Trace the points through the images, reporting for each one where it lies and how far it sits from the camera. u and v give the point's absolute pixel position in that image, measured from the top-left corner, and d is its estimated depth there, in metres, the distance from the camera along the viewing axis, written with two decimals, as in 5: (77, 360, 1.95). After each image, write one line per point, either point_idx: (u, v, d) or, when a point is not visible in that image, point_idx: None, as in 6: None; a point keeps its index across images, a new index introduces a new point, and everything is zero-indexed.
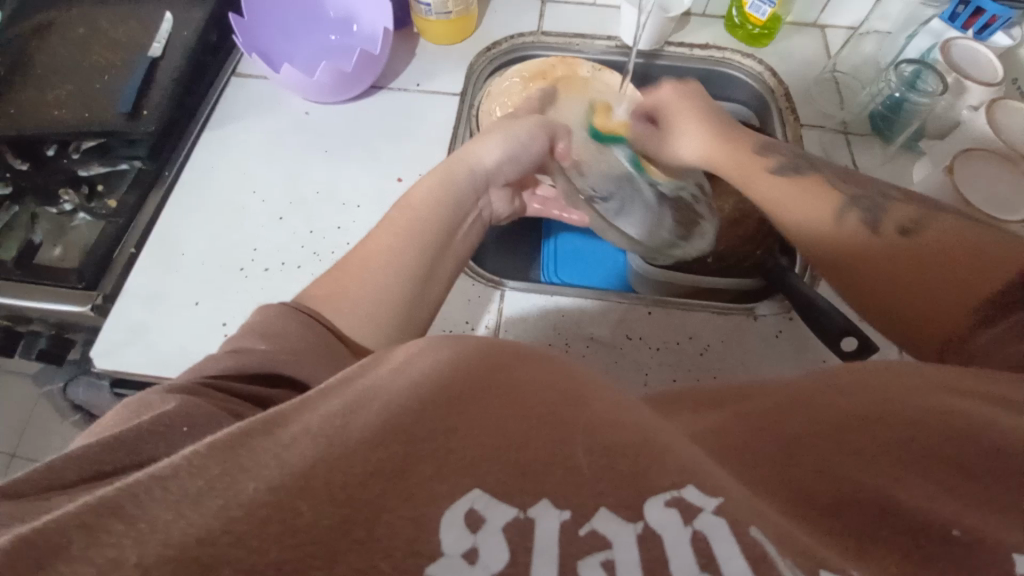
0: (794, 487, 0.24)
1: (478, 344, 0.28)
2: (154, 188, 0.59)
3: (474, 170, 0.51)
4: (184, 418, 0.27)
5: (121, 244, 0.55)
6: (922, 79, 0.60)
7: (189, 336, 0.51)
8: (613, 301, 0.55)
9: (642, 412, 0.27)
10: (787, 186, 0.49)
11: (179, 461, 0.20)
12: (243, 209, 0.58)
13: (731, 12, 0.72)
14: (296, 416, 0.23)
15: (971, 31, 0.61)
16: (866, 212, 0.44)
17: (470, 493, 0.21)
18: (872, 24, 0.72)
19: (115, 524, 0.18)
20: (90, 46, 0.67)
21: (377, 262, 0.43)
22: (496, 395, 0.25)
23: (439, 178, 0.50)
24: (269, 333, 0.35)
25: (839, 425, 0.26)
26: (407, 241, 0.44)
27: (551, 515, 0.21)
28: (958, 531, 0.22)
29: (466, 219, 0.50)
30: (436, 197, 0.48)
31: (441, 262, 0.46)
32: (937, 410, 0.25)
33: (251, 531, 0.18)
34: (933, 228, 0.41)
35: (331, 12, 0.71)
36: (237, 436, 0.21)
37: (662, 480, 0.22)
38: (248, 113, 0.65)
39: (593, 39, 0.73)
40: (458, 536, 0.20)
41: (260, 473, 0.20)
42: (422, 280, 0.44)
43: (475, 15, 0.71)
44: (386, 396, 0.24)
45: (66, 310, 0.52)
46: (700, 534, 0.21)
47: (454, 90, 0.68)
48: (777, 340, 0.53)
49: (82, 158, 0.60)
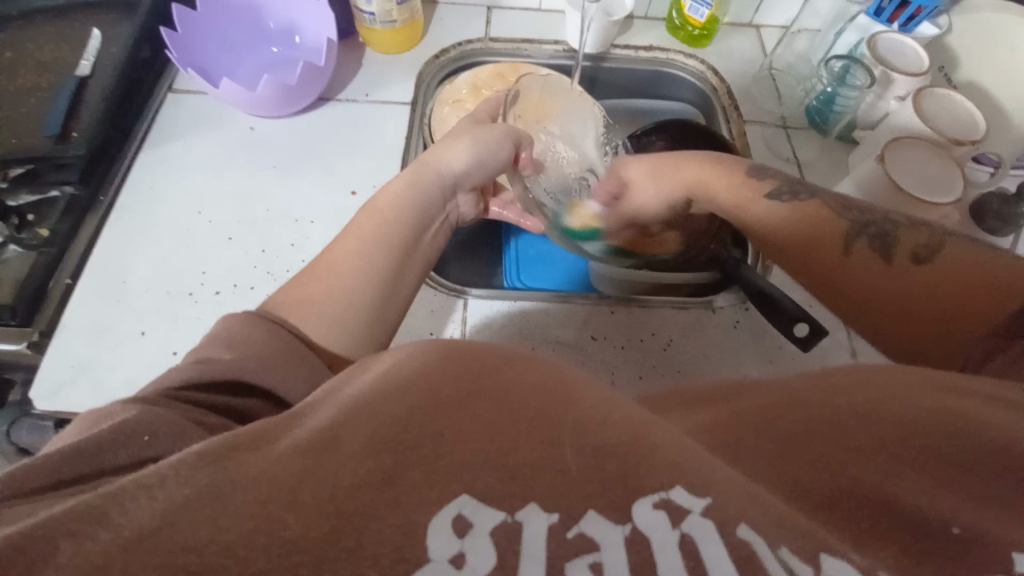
0: (779, 480, 0.25)
1: (464, 346, 0.28)
2: (88, 216, 0.56)
3: (441, 176, 0.51)
4: (146, 427, 0.26)
5: (55, 276, 0.52)
6: (850, 74, 0.63)
7: (140, 367, 0.48)
8: (577, 303, 0.55)
9: (633, 407, 0.27)
10: (779, 217, 0.46)
11: (168, 468, 0.21)
12: (190, 231, 0.56)
13: (671, 14, 0.74)
14: (285, 432, 0.23)
15: (898, 22, 0.64)
16: (876, 239, 0.41)
17: (458, 499, 0.21)
18: (803, 23, 0.75)
19: (104, 529, 0.18)
20: (13, 69, 0.63)
21: (342, 268, 0.42)
22: (486, 398, 0.24)
23: (406, 181, 0.50)
24: (235, 343, 0.33)
25: (814, 416, 0.27)
26: (375, 243, 0.44)
27: (540, 518, 0.21)
28: (956, 528, 0.23)
29: (432, 222, 0.50)
30: (403, 200, 0.48)
31: (410, 263, 0.46)
32: (925, 405, 0.27)
33: (240, 542, 0.19)
34: (945, 255, 0.39)
35: (271, 23, 0.69)
36: (222, 453, 0.21)
37: (651, 480, 0.22)
38: (189, 131, 0.62)
39: (540, 44, 0.74)
40: (447, 540, 0.20)
41: (248, 485, 0.20)
42: (389, 280, 0.43)
43: (421, 22, 0.70)
44: (371, 403, 0.23)
45: (3, 349, 0.49)
46: (689, 537, 0.21)
47: (404, 99, 0.67)
48: (735, 330, 0.55)
49: (8, 186, 0.55)
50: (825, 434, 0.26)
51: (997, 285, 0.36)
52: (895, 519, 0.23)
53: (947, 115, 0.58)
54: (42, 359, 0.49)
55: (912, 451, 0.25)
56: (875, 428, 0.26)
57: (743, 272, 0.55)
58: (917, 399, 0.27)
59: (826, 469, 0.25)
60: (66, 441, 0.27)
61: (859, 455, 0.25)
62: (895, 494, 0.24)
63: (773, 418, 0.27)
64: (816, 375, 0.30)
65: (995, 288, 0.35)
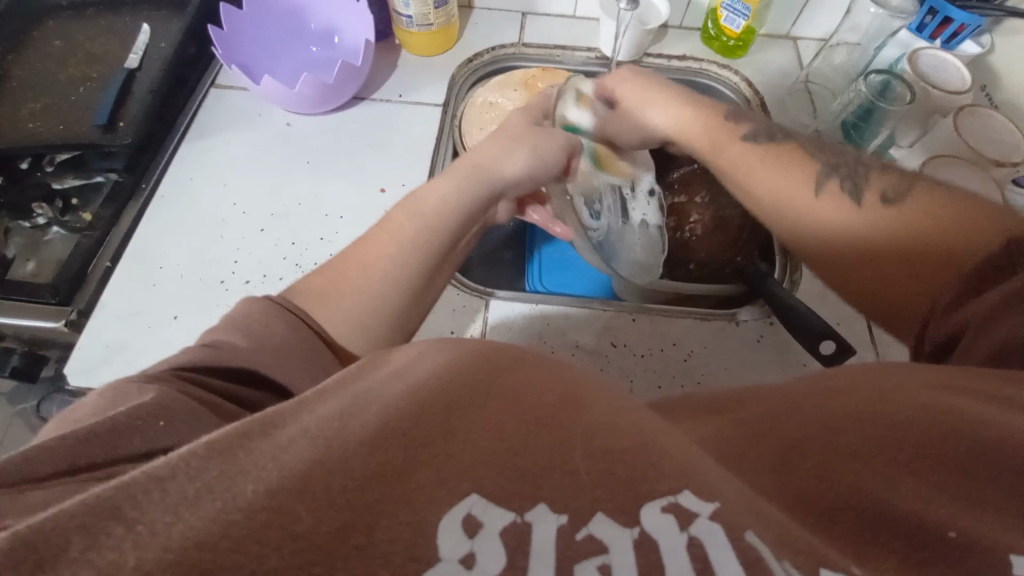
0: (797, 496, 0.25)
1: (479, 348, 0.29)
2: (131, 202, 0.58)
3: (494, 183, 0.50)
4: (162, 411, 0.27)
5: (96, 257, 0.54)
6: (889, 88, 0.61)
7: (168, 349, 0.50)
8: (597, 309, 0.55)
9: (645, 416, 0.27)
10: (758, 156, 0.49)
11: (178, 459, 0.20)
12: (222, 221, 0.58)
13: (706, 24, 0.73)
14: (293, 420, 0.23)
15: (940, 40, 0.62)
16: (843, 178, 0.44)
17: (468, 498, 0.21)
18: (842, 36, 0.72)
19: (116, 526, 0.18)
20: (65, 59, 0.66)
21: (368, 269, 0.42)
22: (496, 400, 0.25)
23: (454, 183, 0.49)
24: (252, 329, 0.34)
25: (835, 428, 0.26)
26: (409, 252, 0.43)
27: (549, 519, 0.22)
28: (954, 533, 0.23)
29: (471, 231, 0.50)
30: (449, 206, 0.47)
31: (438, 275, 0.46)
32: (936, 409, 0.26)
33: (249, 536, 0.18)
34: (915, 196, 0.41)
35: (312, 24, 0.71)
36: (235, 439, 0.22)
37: (659, 485, 0.23)
38: (229, 125, 0.64)
39: (573, 51, 0.74)
40: (455, 543, 0.20)
41: (259, 474, 0.20)
42: (416, 292, 0.43)
43: (456, 26, 0.71)
44: (384, 401, 0.24)
45: (41, 326, 0.50)
46: (696, 540, 0.22)
47: (437, 100, 0.68)
48: (759, 344, 0.54)
49: (56, 171, 0.58)
50: (847, 446, 0.26)
51: (977, 227, 0.37)
52: (914, 533, 0.23)
53: (987, 135, 0.57)
54: (78, 338, 0.51)
55: (937, 473, 0.24)
56: (897, 441, 0.25)
57: (769, 285, 0.55)
58: (920, 392, 0.27)
59: (844, 482, 0.24)
60: (83, 420, 0.27)
61: (881, 471, 0.25)
62: (916, 512, 0.23)
63: (779, 425, 0.27)
64: (836, 383, 0.30)
65: (957, 236, 0.37)
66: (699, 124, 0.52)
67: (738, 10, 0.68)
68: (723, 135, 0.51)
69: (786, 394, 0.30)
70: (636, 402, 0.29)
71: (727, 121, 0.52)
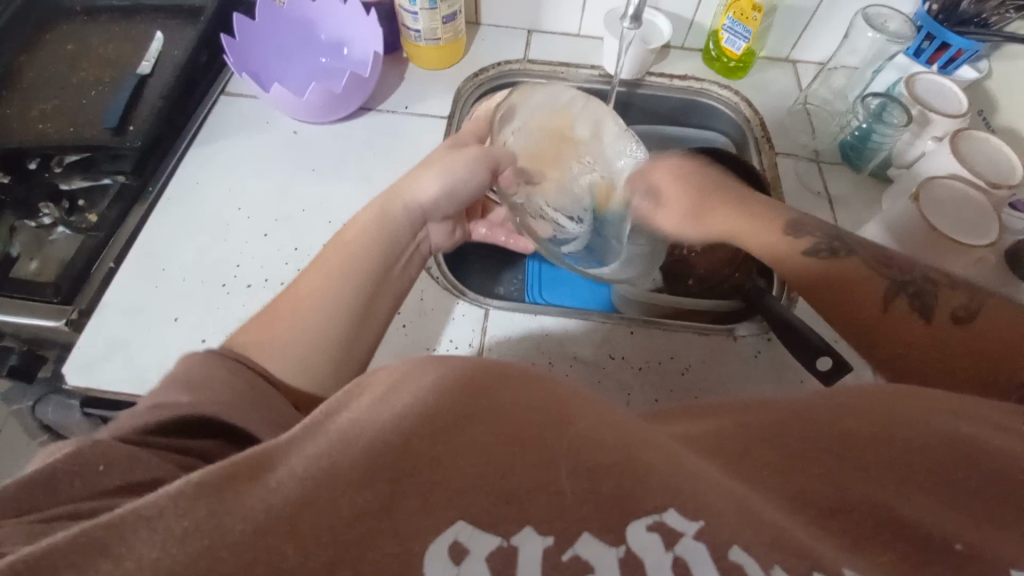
0: (806, 495, 0.25)
1: (464, 364, 0.28)
2: (136, 204, 0.58)
3: (409, 208, 0.51)
4: (102, 457, 0.28)
5: (99, 259, 0.54)
6: (887, 112, 0.62)
7: (167, 353, 0.50)
8: (596, 321, 0.55)
9: (636, 427, 0.27)
10: (795, 252, 0.49)
11: (166, 499, 0.21)
12: (227, 225, 0.58)
13: (708, 45, 0.75)
14: (282, 462, 0.23)
15: (938, 65, 0.65)
16: (914, 296, 0.42)
17: (453, 526, 0.22)
18: (840, 60, 0.73)
19: (103, 561, 0.20)
20: (77, 63, 0.67)
21: (304, 306, 0.44)
22: (482, 423, 0.24)
23: (374, 214, 0.50)
24: (193, 385, 0.35)
25: (839, 446, 0.26)
26: (341, 281, 0.45)
27: (535, 541, 0.22)
28: (961, 545, 0.24)
29: (403, 255, 0.51)
30: (369, 235, 0.48)
31: (379, 299, 0.47)
32: (940, 435, 0.27)
33: (237, 573, 0.20)
34: (988, 316, 0.40)
35: (322, 35, 0.72)
36: (224, 479, 0.22)
37: (644, 502, 0.23)
38: (237, 131, 0.65)
39: (577, 68, 0.76)
40: (441, 569, 0.21)
41: (248, 514, 0.21)
42: (359, 317, 0.45)
43: (463, 40, 0.73)
44: (370, 432, 0.24)
45: (42, 324, 0.51)
46: (681, 560, 0.22)
47: (442, 112, 0.69)
48: (757, 360, 0.54)
49: (64, 172, 0.59)
50: (853, 460, 0.26)
51: None
52: (915, 540, 0.24)
53: (985, 160, 0.57)
54: (80, 335, 0.51)
55: (937, 490, 0.25)
56: (897, 460, 0.26)
57: (768, 302, 0.55)
58: (921, 415, 0.28)
59: (848, 491, 0.25)
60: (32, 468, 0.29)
61: (884, 485, 0.25)
62: (921, 523, 0.24)
63: (780, 429, 0.28)
64: (830, 395, 0.30)
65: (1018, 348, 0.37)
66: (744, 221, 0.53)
67: (739, 32, 0.69)
68: (753, 225, 0.53)
69: (789, 399, 0.30)
70: (627, 416, 0.30)
71: (784, 233, 0.50)
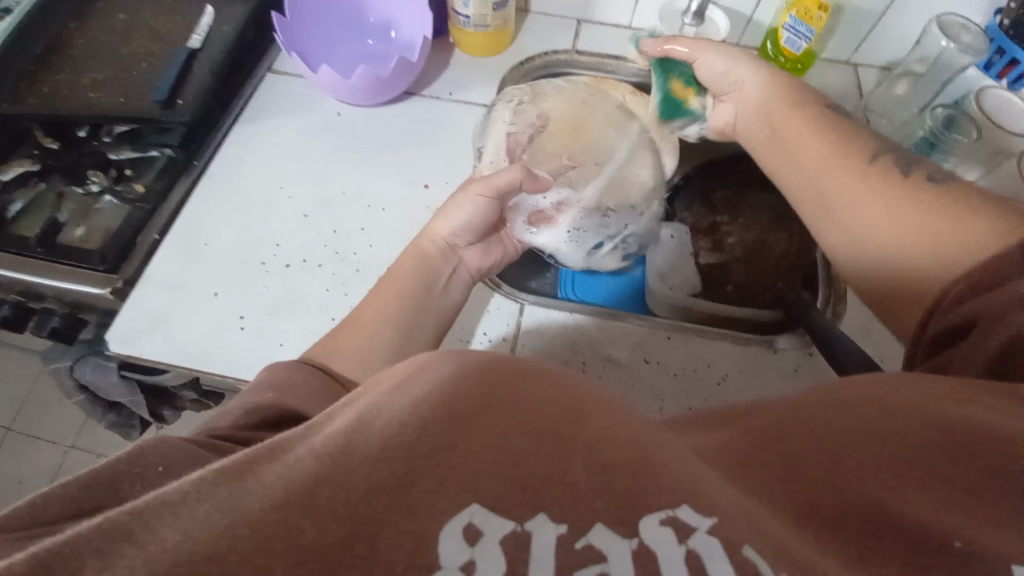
0: (802, 503, 0.25)
1: (480, 358, 0.27)
2: (182, 177, 0.59)
3: (440, 250, 0.53)
4: (161, 458, 0.28)
5: (144, 230, 0.55)
6: (956, 124, 0.60)
7: (208, 329, 0.51)
8: (632, 324, 0.54)
9: (648, 430, 0.27)
10: (865, 190, 0.44)
11: (189, 485, 0.21)
12: (269, 205, 0.58)
13: (765, 44, 0.72)
14: (302, 442, 0.24)
15: (1005, 81, 0.64)
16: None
17: (469, 507, 0.22)
18: (909, 65, 0.68)
19: (129, 548, 0.19)
20: (127, 35, 0.68)
21: (369, 322, 0.47)
22: (497, 414, 0.24)
23: (412, 258, 0.52)
24: (280, 384, 0.37)
25: (844, 443, 0.26)
26: (391, 300, 0.48)
27: (549, 528, 0.22)
28: (959, 542, 0.23)
29: (442, 278, 0.52)
30: (408, 270, 0.51)
31: (426, 314, 0.49)
32: (943, 423, 0.26)
33: (256, 551, 0.20)
34: None
35: (371, 17, 0.72)
36: (244, 463, 0.22)
37: (658, 499, 0.23)
38: (280, 110, 0.65)
39: (626, 61, 0.73)
40: (457, 548, 0.21)
41: (266, 492, 0.21)
42: (407, 327, 0.48)
43: (511, 29, 0.71)
44: (388, 414, 0.24)
45: (84, 291, 0.51)
46: (695, 553, 0.22)
47: (485, 101, 0.68)
48: (796, 375, 0.52)
49: (113, 142, 0.60)
50: (855, 460, 0.25)
51: None
52: (912, 543, 0.23)
53: None
54: (122, 307, 0.52)
55: (944, 492, 0.24)
56: (898, 458, 0.25)
57: (812, 315, 0.53)
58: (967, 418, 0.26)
59: (853, 493, 0.24)
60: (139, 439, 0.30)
61: (886, 486, 0.24)
62: (923, 522, 0.23)
63: (780, 436, 0.27)
64: (835, 395, 0.30)
65: None
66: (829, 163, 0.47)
67: (800, 32, 0.67)
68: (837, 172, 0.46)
69: (794, 400, 0.30)
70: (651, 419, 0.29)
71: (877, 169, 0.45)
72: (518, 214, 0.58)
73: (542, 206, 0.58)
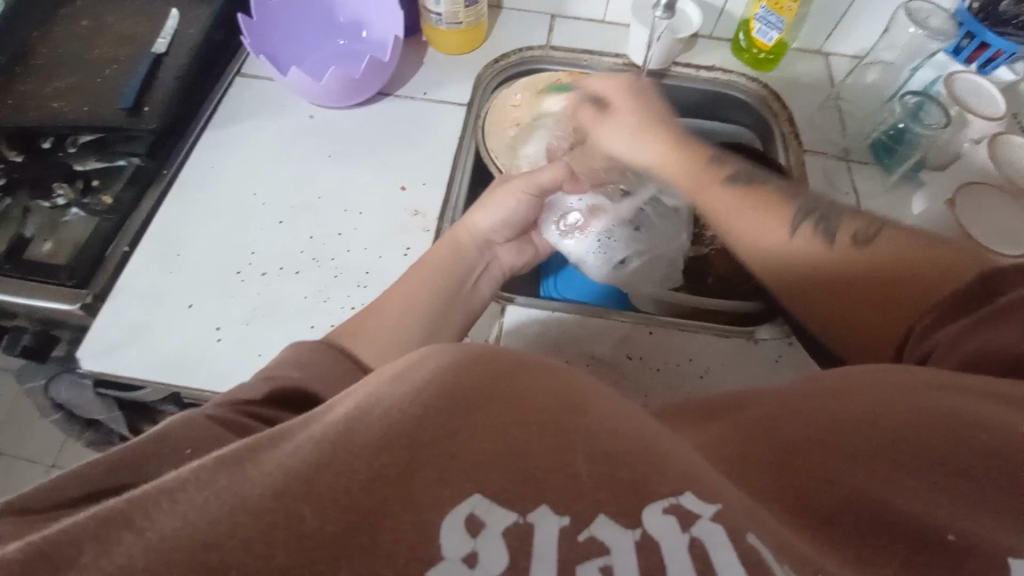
0: (798, 498, 0.25)
1: (480, 349, 0.28)
2: (152, 186, 0.58)
3: (480, 241, 0.54)
4: (187, 441, 0.30)
5: (114, 243, 0.54)
6: (924, 110, 0.61)
7: (185, 339, 0.50)
8: (614, 320, 0.55)
9: (646, 422, 0.27)
10: (736, 204, 0.52)
11: (188, 472, 0.21)
12: (244, 212, 0.57)
13: (738, 36, 0.73)
14: (302, 430, 0.24)
15: (976, 64, 0.63)
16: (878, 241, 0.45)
17: (470, 498, 0.21)
18: (878, 55, 0.70)
19: (127, 534, 0.19)
20: (93, 40, 0.66)
21: (398, 306, 0.47)
22: (501, 405, 0.24)
23: (447, 247, 0.53)
24: (300, 365, 0.38)
25: (831, 432, 0.27)
26: (425, 287, 0.49)
27: (550, 521, 0.21)
28: (953, 536, 0.23)
29: (475, 272, 0.53)
30: (446, 260, 0.51)
31: (454, 305, 0.50)
32: (938, 412, 0.26)
33: (258, 536, 0.19)
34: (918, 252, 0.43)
35: (341, 17, 0.70)
36: (240, 452, 0.22)
37: (661, 488, 0.22)
38: (253, 114, 0.64)
39: (600, 56, 0.73)
40: (459, 541, 0.20)
41: (267, 478, 0.20)
42: (437, 318, 0.48)
43: (485, 25, 0.71)
44: (386, 404, 0.23)
45: (52, 308, 0.50)
46: (698, 542, 0.22)
47: (461, 100, 0.67)
48: (778, 364, 0.53)
49: (79, 152, 0.58)
50: (846, 450, 0.26)
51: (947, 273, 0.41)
52: (909, 538, 0.23)
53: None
54: (93, 321, 0.50)
55: (938, 478, 0.25)
56: (881, 443, 0.26)
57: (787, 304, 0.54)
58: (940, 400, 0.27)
59: (840, 483, 0.25)
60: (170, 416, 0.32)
61: (878, 475, 0.25)
62: (914, 514, 0.23)
63: (775, 427, 0.28)
64: (834, 383, 0.30)
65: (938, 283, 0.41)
66: (683, 167, 0.55)
67: (772, 23, 0.67)
68: (703, 179, 0.54)
69: (785, 392, 0.31)
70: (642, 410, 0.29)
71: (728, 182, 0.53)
72: (552, 212, 0.61)
73: (575, 208, 0.61)
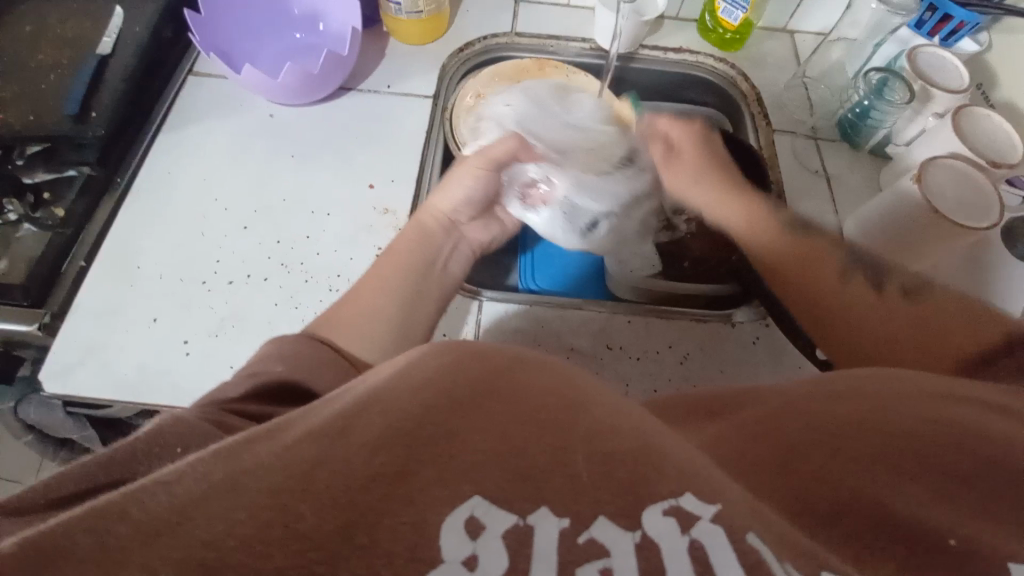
0: (792, 496, 0.25)
1: (474, 347, 0.27)
2: (105, 196, 0.55)
3: (441, 221, 0.54)
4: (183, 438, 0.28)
5: (69, 257, 0.52)
6: (889, 87, 0.60)
7: (151, 354, 0.48)
8: (591, 311, 0.54)
9: (643, 421, 0.26)
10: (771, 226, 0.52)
11: (187, 467, 0.21)
12: (204, 220, 0.55)
13: (703, 16, 0.72)
14: (299, 423, 0.23)
15: (939, 37, 0.62)
16: (870, 273, 0.47)
17: (470, 499, 0.21)
18: (843, 31, 0.72)
19: (121, 525, 0.18)
20: (35, 44, 0.63)
21: (371, 296, 0.46)
22: (495, 402, 0.24)
23: (415, 229, 0.52)
24: (286, 356, 0.37)
25: (831, 430, 0.27)
26: (399, 273, 0.48)
27: (551, 522, 0.21)
28: (954, 541, 0.23)
29: (444, 253, 0.53)
30: (412, 242, 0.51)
31: (430, 284, 0.50)
32: (929, 418, 0.28)
33: (253, 535, 0.18)
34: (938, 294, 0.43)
35: (296, 9, 0.68)
36: (238, 445, 0.22)
37: (661, 487, 0.22)
38: (213, 115, 0.62)
39: (567, 41, 0.72)
40: (458, 543, 0.20)
41: (265, 474, 0.20)
42: (415, 297, 0.48)
43: (447, 13, 0.69)
44: (384, 404, 0.23)
45: (10, 329, 0.48)
46: (698, 543, 0.21)
47: (427, 92, 0.66)
48: (755, 347, 0.54)
49: (25, 164, 0.55)
50: (841, 447, 0.26)
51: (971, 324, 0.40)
52: (907, 539, 0.23)
53: (984, 138, 0.55)
54: (51, 341, 0.48)
55: (936, 482, 0.25)
56: (876, 448, 0.27)
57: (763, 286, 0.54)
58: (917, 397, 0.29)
59: (840, 484, 0.25)
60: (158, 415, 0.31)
61: (878, 478, 0.25)
62: (913, 516, 0.24)
63: None
64: (819, 383, 0.31)
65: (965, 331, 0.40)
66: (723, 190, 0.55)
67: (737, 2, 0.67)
68: (751, 212, 0.54)
69: (786, 398, 0.31)
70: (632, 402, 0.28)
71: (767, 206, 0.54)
72: (510, 187, 0.59)
73: (532, 181, 0.59)
